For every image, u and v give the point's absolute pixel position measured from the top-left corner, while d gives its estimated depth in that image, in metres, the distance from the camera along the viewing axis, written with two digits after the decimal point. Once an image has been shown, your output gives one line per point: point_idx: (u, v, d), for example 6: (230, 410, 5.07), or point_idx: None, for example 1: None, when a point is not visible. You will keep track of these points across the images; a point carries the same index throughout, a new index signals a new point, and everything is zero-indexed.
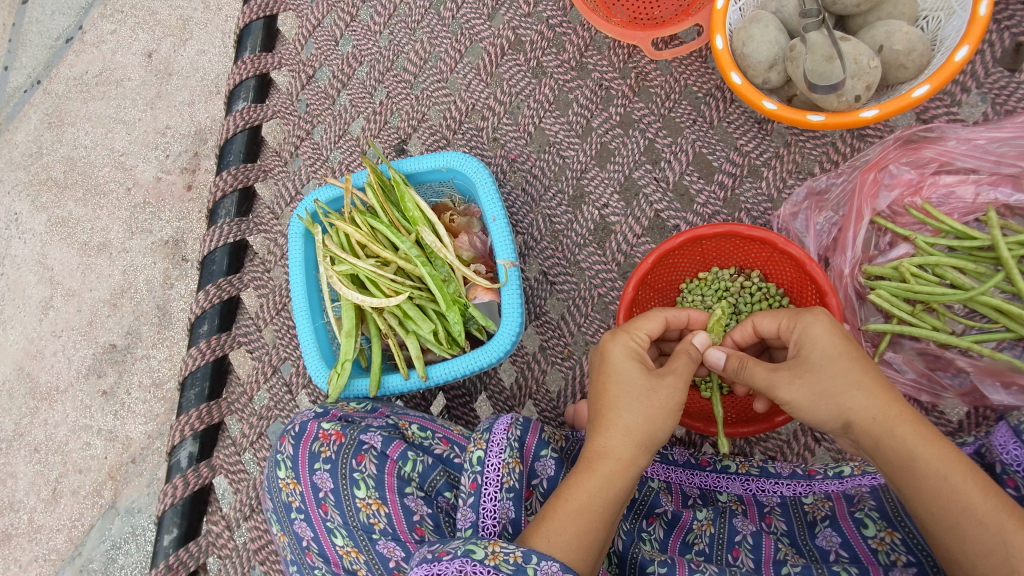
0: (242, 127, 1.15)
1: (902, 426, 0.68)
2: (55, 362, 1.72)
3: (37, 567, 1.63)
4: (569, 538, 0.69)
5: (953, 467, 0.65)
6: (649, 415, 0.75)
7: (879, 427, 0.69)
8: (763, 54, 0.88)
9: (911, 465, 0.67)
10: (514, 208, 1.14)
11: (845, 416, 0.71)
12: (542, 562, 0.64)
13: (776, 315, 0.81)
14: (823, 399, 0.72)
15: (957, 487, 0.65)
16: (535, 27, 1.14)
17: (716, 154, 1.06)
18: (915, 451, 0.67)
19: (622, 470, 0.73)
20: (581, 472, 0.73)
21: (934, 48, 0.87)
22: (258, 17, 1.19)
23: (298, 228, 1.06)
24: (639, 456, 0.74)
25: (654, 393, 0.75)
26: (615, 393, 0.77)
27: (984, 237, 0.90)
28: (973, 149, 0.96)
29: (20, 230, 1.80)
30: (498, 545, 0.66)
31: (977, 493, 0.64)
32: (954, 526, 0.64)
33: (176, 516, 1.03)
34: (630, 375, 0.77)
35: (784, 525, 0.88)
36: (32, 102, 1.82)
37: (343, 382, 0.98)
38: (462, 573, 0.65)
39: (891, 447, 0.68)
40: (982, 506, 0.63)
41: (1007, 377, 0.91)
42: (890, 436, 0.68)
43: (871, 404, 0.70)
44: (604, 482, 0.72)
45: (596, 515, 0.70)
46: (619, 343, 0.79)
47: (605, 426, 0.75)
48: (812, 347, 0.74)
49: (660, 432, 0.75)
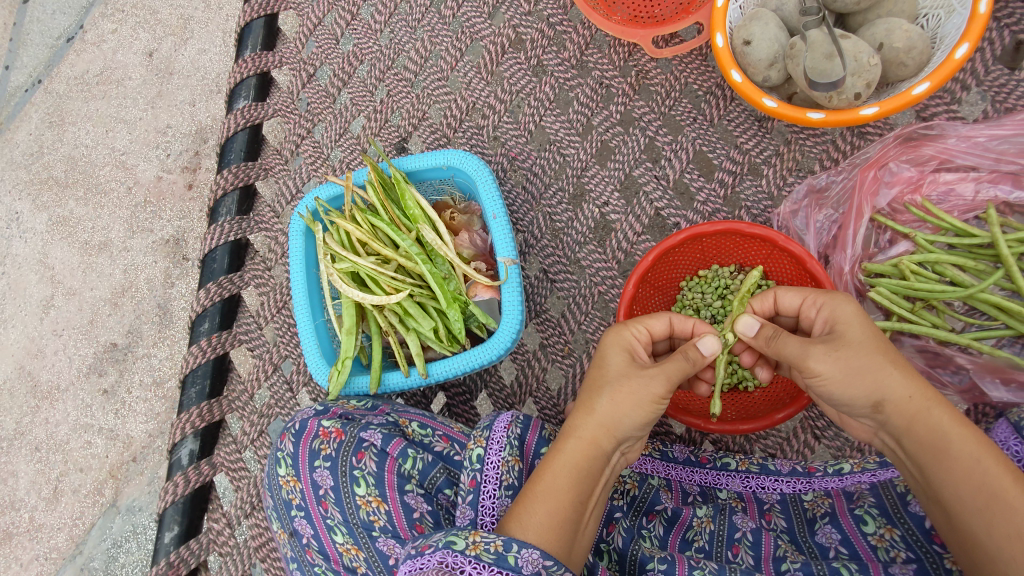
0: (242, 126, 1.16)
1: (937, 407, 0.68)
2: (56, 361, 1.72)
3: (37, 566, 1.64)
4: (540, 521, 0.69)
5: (985, 450, 0.66)
6: (617, 400, 0.74)
7: (916, 407, 0.68)
8: (763, 52, 0.88)
9: (945, 447, 0.67)
10: (514, 206, 1.14)
11: (878, 395, 0.69)
12: (522, 551, 0.65)
13: (801, 290, 0.80)
14: (858, 375, 0.69)
15: (989, 471, 0.65)
16: (535, 25, 1.14)
17: (716, 152, 1.07)
18: (950, 432, 0.67)
19: (585, 450, 0.73)
20: (552, 453, 0.74)
21: (934, 46, 0.87)
22: (258, 16, 1.19)
23: (298, 226, 1.06)
24: (603, 438, 0.73)
25: (628, 380, 0.75)
26: (596, 377, 0.78)
27: (984, 235, 0.91)
28: (973, 146, 0.96)
29: (20, 229, 1.80)
30: (479, 535, 0.67)
31: (1008, 478, 0.64)
32: (984, 509, 0.64)
33: (176, 514, 1.03)
34: (613, 362, 0.77)
35: (784, 522, 0.88)
36: (33, 101, 1.83)
37: (343, 379, 0.98)
38: (444, 564, 0.65)
39: (926, 428, 0.68)
40: (1013, 490, 0.63)
41: (1007, 374, 0.91)
42: (926, 416, 0.68)
43: (910, 384, 0.68)
44: (568, 461, 0.72)
45: (563, 497, 0.70)
46: (612, 334, 0.81)
47: (578, 408, 0.76)
48: (847, 324, 0.72)
49: (627, 420, 0.73)
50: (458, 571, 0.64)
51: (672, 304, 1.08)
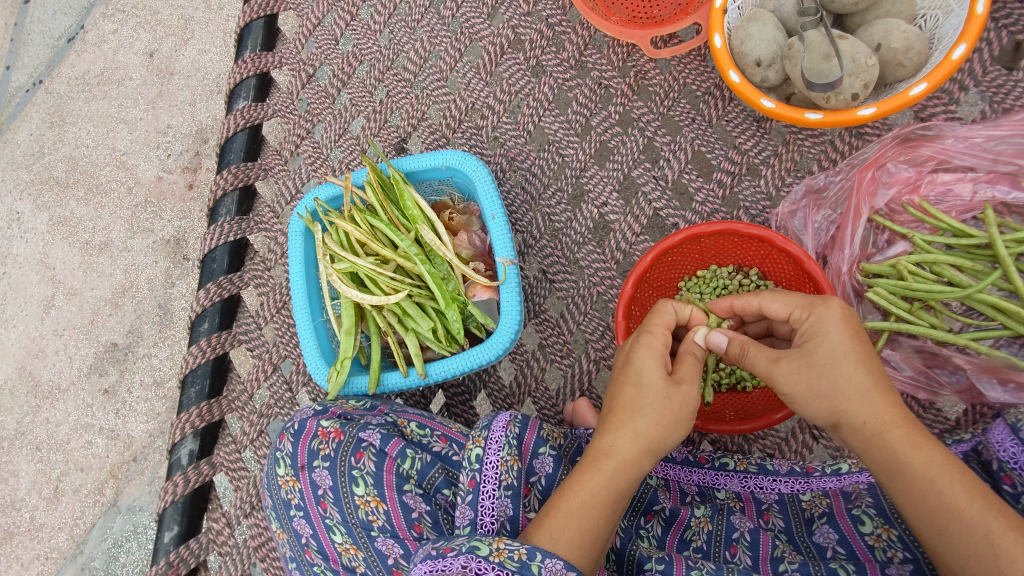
0: (242, 126, 1.16)
1: (893, 430, 0.69)
2: (58, 361, 1.72)
3: (38, 565, 1.64)
4: (571, 536, 0.69)
5: (940, 469, 0.66)
6: (660, 421, 0.74)
7: (870, 432, 0.70)
8: (761, 52, 0.89)
9: (899, 469, 0.68)
10: (513, 207, 1.14)
11: (836, 416, 0.71)
12: (545, 560, 0.65)
13: (788, 300, 0.78)
14: (820, 396, 0.72)
15: (945, 489, 0.65)
16: (534, 26, 1.14)
17: (715, 152, 1.07)
18: (904, 454, 0.68)
19: (627, 471, 0.74)
20: (586, 469, 0.74)
21: (931, 47, 0.87)
22: (258, 17, 1.19)
23: (298, 226, 1.06)
24: (644, 459, 0.74)
25: (670, 400, 0.75)
26: (631, 395, 0.76)
27: (981, 236, 0.91)
28: (970, 147, 0.97)
29: (21, 230, 1.80)
30: (502, 542, 0.67)
31: (965, 495, 0.64)
32: (942, 528, 0.64)
33: (175, 514, 1.03)
34: (652, 378, 0.75)
35: (782, 522, 0.88)
36: (34, 101, 1.83)
37: (342, 379, 0.99)
38: (467, 568, 0.65)
39: (881, 452, 0.69)
40: (970, 508, 0.63)
41: (1003, 375, 0.92)
42: (880, 439, 0.69)
43: (866, 408, 0.70)
44: (608, 481, 0.73)
45: (596, 514, 0.71)
46: (644, 346, 0.78)
47: (616, 427, 0.75)
48: (818, 341, 0.72)
49: (668, 441, 0.75)
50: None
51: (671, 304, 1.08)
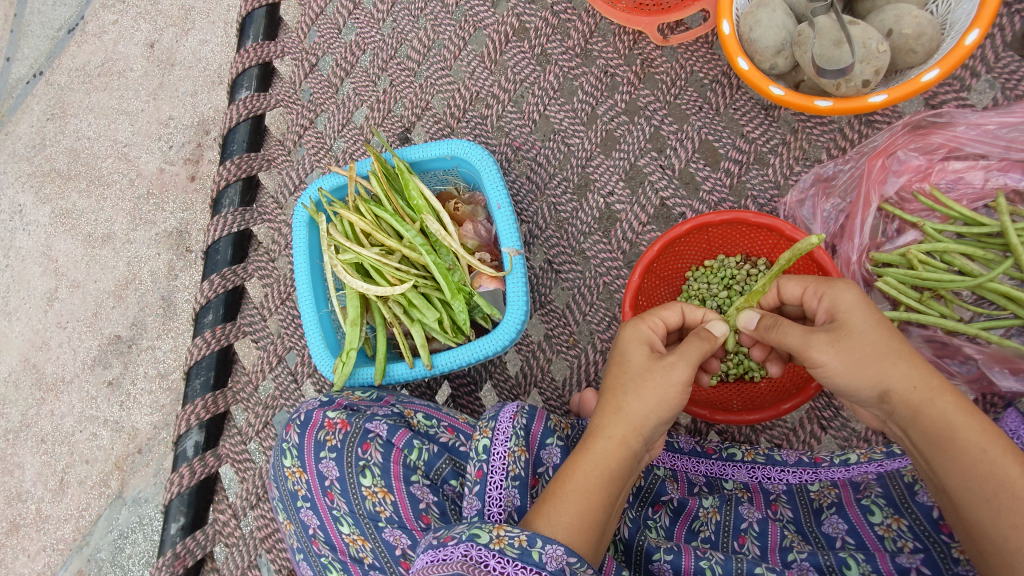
0: (245, 116, 1.15)
1: (943, 397, 0.68)
2: (60, 353, 1.72)
3: (44, 557, 1.64)
4: (569, 520, 0.69)
5: (991, 439, 0.65)
6: (642, 397, 0.73)
7: (919, 398, 0.68)
8: (770, 39, 0.87)
9: (950, 437, 0.66)
10: (519, 196, 1.13)
11: (883, 386, 0.69)
12: (545, 547, 0.64)
13: (802, 280, 0.79)
14: (862, 367, 0.69)
15: (995, 460, 0.65)
16: (539, 13, 1.13)
17: (722, 141, 1.06)
18: (955, 422, 0.67)
19: (615, 451, 0.73)
20: (580, 454, 0.74)
21: (944, 32, 0.86)
22: (260, 5, 1.17)
23: (302, 217, 1.05)
24: (633, 439, 0.73)
25: (651, 374, 0.74)
26: (618, 375, 0.77)
27: (993, 224, 0.90)
28: (982, 134, 0.96)
29: (23, 222, 1.80)
30: (503, 529, 0.66)
31: (1015, 466, 0.64)
32: (990, 498, 0.64)
33: (182, 505, 1.02)
34: (634, 357, 0.77)
35: (790, 512, 0.88)
36: (35, 93, 1.82)
37: (348, 370, 0.98)
38: (467, 557, 0.64)
39: (932, 417, 0.68)
40: (1020, 480, 0.63)
41: (1015, 364, 0.91)
42: (930, 406, 0.68)
43: (912, 373, 0.68)
44: (599, 463, 0.72)
45: (593, 497, 0.71)
46: (630, 327, 0.81)
47: (603, 409, 0.76)
48: (847, 313, 0.71)
49: (653, 420, 0.73)
50: (482, 564, 0.63)
51: (678, 294, 1.08)
